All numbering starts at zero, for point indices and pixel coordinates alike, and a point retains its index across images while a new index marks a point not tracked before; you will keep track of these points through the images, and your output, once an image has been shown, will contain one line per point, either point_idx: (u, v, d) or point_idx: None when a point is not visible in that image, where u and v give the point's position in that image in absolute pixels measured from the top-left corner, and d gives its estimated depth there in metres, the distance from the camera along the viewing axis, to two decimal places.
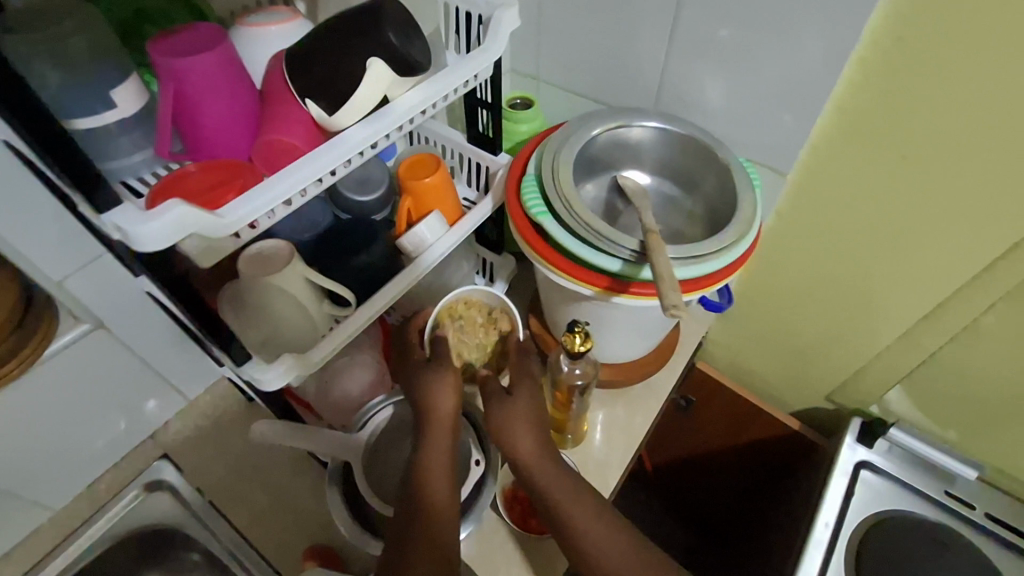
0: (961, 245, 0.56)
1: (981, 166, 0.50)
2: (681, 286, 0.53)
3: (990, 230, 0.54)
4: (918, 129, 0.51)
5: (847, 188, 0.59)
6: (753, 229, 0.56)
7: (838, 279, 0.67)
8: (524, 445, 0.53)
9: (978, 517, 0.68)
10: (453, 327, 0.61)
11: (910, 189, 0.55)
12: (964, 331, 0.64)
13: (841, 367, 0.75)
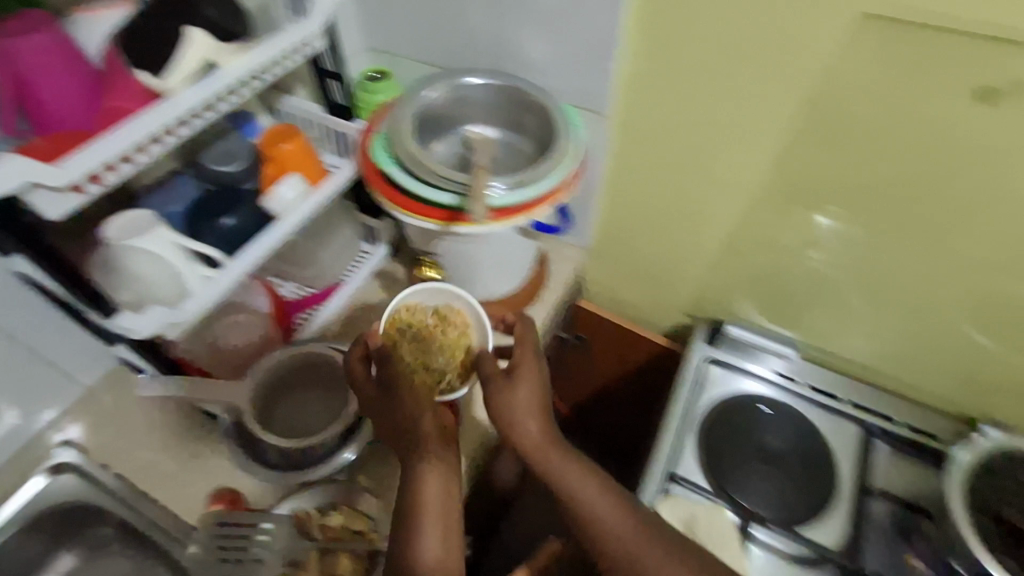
0: (757, 151, 0.69)
1: (752, 79, 0.63)
2: (501, 214, 0.64)
3: (773, 135, 0.67)
4: (699, 54, 0.63)
5: (665, 115, 0.71)
6: (564, 160, 0.66)
7: (673, 201, 0.80)
8: (525, 431, 0.58)
9: (802, 388, 0.84)
10: (407, 337, 0.69)
11: (707, 109, 0.67)
12: (769, 233, 0.78)
13: (692, 280, 0.90)
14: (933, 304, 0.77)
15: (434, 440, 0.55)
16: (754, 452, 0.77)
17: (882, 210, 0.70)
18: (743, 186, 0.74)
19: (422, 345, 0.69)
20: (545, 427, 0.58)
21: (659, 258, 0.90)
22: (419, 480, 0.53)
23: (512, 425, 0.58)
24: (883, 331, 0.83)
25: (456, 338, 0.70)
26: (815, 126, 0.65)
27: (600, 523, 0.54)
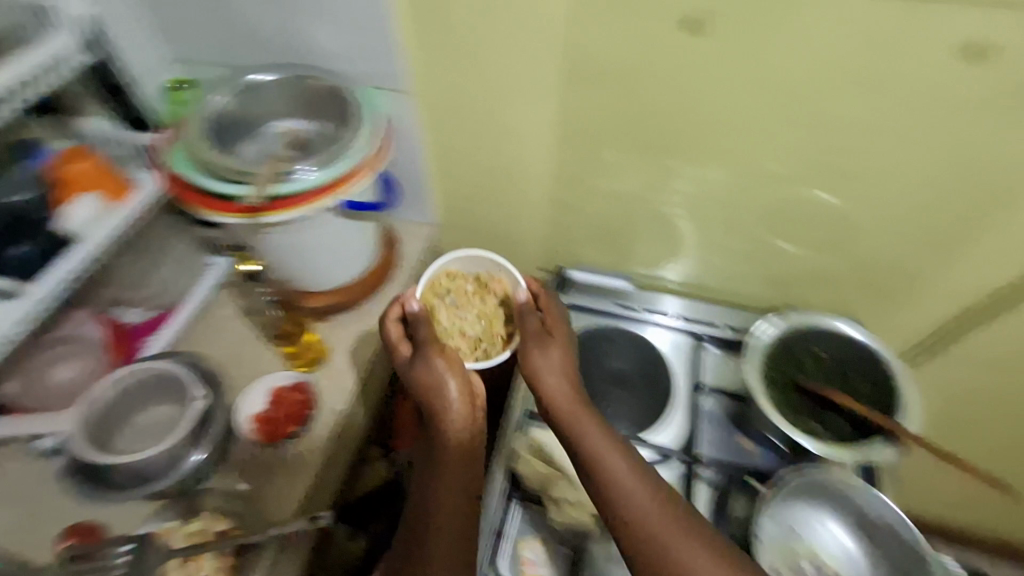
0: (543, 107, 0.75)
1: (517, 40, 0.68)
2: (301, 199, 0.66)
3: (551, 89, 0.72)
4: (466, 22, 0.67)
5: (457, 84, 0.75)
6: (360, 144, 0.69)
7: (492, 164, 0.85)
8: (555, 386, 0.70)
9: (639, 313, 0.93)
10: (443, 300, 0.85)
11: (489, 72, 0.72)
12: (580, 181, 0.84)
13: (533, 236, 0.95)
14: (737, 224, 0.84)
15: (459, 400, 0.69)
16: (603, 378, 0.86)
17: (667, 146, 0.75)
18: (545, 140, 0.79)
19: (460, 308, 0.85)
20: (574, 384, 0.70)
21: (501, 220, 0.95)
22: (441, 428, 0.67)
23: (545, 380, 0.70)
24: (709, 254, 0.90)
25: (489, 305, 0.86)
26: (580, 76, 0.69)
27: (607, 468, 0.61)
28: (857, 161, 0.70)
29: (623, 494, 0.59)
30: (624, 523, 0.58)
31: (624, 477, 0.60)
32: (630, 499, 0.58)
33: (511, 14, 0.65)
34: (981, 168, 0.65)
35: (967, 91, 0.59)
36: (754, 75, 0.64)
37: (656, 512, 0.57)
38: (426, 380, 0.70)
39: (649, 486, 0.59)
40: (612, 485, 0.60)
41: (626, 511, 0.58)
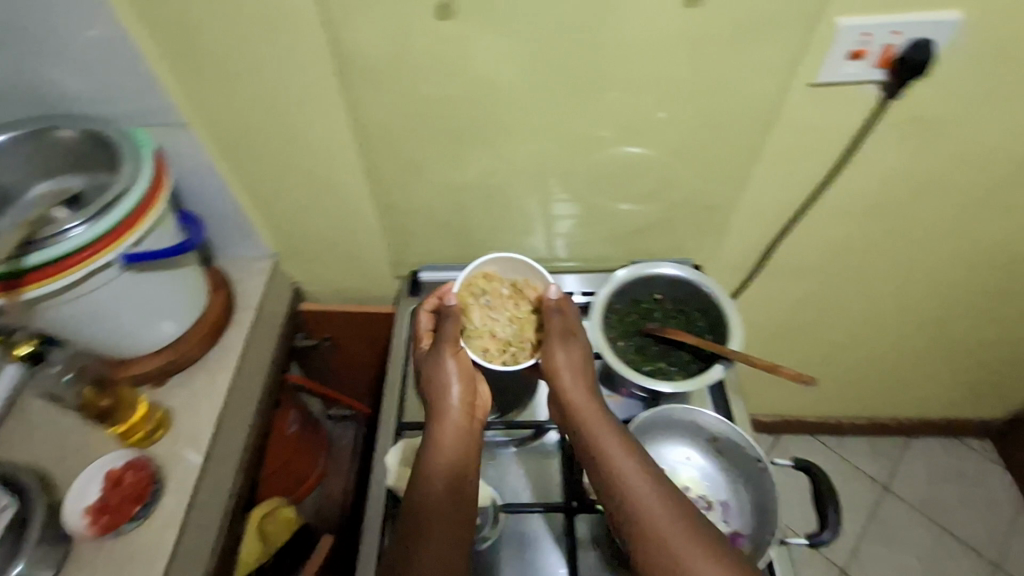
0: (329, 118, 0.74)
1: (275, 54, 0.67)
2: (65, 263, 0.60)
3: (331, 100, 0.72)
4: (215, 43, 0.66)
5: (234, 109, 0.73)
6: (131, 184, 0.65)
7: (305, 184, 0.83)
8: (572, 389, 0.71)
9: None
10: (479, 304, 0.80)
11: (262, 92, 0.71)
12: (403, 187, 0.82)
13: (377, 248, 0.94)
14: (561, 196, 0.84)
15: (458, 405, 0.72)
16: None
17: (465, 131, 0.74)
18: (347, 147, 0.77)
19: (493, 310, 0.80)
20: (586, 383, 0.72)
21: (336, 236, 0.92)
22: (438, 433, 0.69)
23: (558, 381, 0.72)
24: (547, 233, 0.90)
25: (524, 310, 0.81)
26: (353, 75, 0.68)
27: (615, 467, 0.63)
28: (639, 116, 0.72)
29: (625, 491, 0.61)
30: (620, 510, 0.61)
31: (629, 475, 0.62)
32: (631, 490, 0.61)
33: (263, 19, 0.64)
34: (747, 102, 0.69)
35: (704, 38, 0.63)
36: (514, 46, 0.65)
37: (656, 504, 0.59)
38: (433, 388, 0.73)
39: (654, 484, 0.61)
40: (617, 480, 0.62)
41: (621, 504, 0.61)
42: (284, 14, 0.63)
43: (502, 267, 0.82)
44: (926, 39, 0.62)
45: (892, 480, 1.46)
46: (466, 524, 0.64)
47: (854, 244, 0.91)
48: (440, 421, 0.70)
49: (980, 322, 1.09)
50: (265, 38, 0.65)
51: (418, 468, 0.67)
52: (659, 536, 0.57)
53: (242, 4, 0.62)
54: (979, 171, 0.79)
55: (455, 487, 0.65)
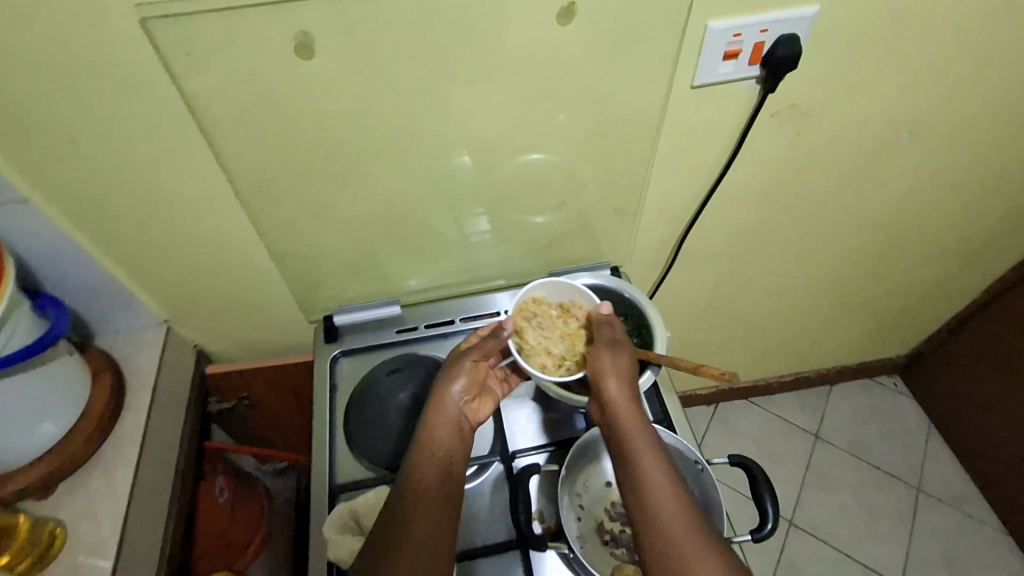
0: (198, 176, 0.67)
1: (117, 117, 0.59)
2: None
3: (195, 157, 0.65)
4: (41, 112, 0.58)
5: (83, 179, 0.65)
6: None
7: (186, 245, 0.75)
8: (606, 378, 0.67)
9: (422, 331, 0.87)
10: (533, 325, 0.75)
11: (112, 158, 0.63)
12: (297, 236, 0.76)
13: (281, 299, 0.87)
14: (468, 220, 0.81)
15: (457, 396, 0.70)
16: (396, 416, 0.78)
17: (352, 171, 0.69)
18: (224, 202, 0.71)
19: (546, 330, 0.75)
20: (629, 387, 0.66)
21: (232, 291, 0.84)
22: (432, 421, 0.67)
23: (599, 384, 0.67)
24: (459, 258, 0.86)
25: (576, 327, 0.76)
26: (213, 127, 0.61)
27: (645, 476, 0.59)
28: (531, 135, 0.70)
29: (649, 502, 0.57)
30: (640, 517, 0.57)
31: (655, 485, 0.58)
32: (653, 503, 0.57)
33: (93, 79, 0.56)
34: (634, 110, 0.69)
35: (582, 52, 0.62)
36: (387, 81, 0.60)
37: (677, 517, 0.56)
38: (438, 387, 0.70)
39: (681, 501, 0.57)
40: (643, 487, 0.58)
41: (641, 516, 0.57)
42: (117, 71, 0.56)
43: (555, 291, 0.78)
44: (790, 34, 0.64)
45: (821, 428, 1.57)
46: (451, 513, 0.62)
47: (755, 226, 0.95)
48: (435, 417, 0.68)
49: (875, 276, 1.18)
50: (100, 98, 0.58)
51: (413, 451, 0.65)
52: (670, 548, 0.54)
53: (64, 63, 0.54)
54: (853, 145, 0.83)
55: (441, 475, 0.64)
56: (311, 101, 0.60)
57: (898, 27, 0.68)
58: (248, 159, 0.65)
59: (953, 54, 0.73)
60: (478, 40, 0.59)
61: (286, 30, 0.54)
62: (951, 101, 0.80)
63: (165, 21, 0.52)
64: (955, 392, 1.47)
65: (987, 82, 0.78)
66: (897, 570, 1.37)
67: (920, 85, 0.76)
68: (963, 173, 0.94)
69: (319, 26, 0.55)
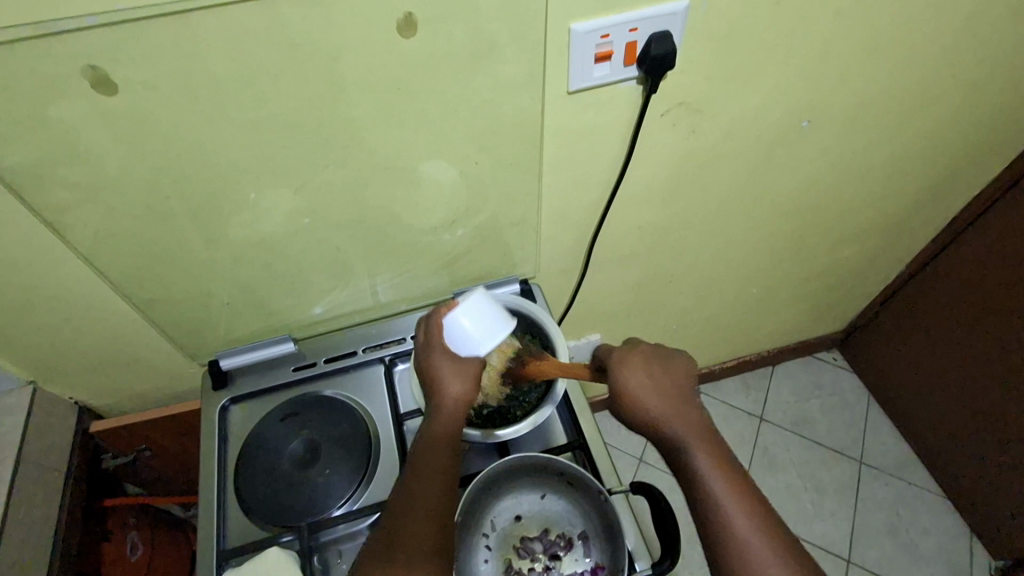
0: (24, 228, 0.61)
1: None
2: None
3: (14, 210, 0.59)
4: None
5: None
6: None
7: (31, 302, 0.69)
8: (645, 390, 0.57)
9: (322, 367, 0.80)
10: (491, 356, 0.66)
11: None
12: (157, 282, 0.70)
13: (160, 343, 0.81)
14: (352, 249, 0.74)
15: (462, 390, 0.64)
16: (291, 467, 0.72)
17: (203, 209, 0.63)
18: (63, 253, 0.65)
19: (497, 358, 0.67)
20: (669, 388, 0.57)
21: (102, 344, 0.78)
22: (438, 411, 0.64)
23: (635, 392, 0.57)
24: (352, 288, 0.80)
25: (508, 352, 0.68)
26: (22, 178, 0.55)
27: (721, 498, 0.53)
28: (402, 156, 0.65)
29: (729, 526, 0.52)
30: (717, 539, 0.52)
31: (729, 504, 0.52)
32: (733, 521, 0.52)
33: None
34: (514, 119, 0.65)
35: (426, 64, 0.57)
36: (214, 111, 0.55)
37: (758, 535, 0.52)
38: (444, 373, 0.64)
39: (757, 514, 0.53)
40: (721, 510, 0.52)
41: (722, 538, 0.52)
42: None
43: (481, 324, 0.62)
44: (663, 31, 0.61)
45: (765, 410, 1.58)
46: (447, 504, 0.59)
47: (664, 225, 0.92)
48: (442, 407, 0.64)
49: (800, 261, 1.17)
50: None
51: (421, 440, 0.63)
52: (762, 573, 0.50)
53: None
54: (754, 137, 0.81)
55: (442, 468, 0.60)
56: (132, 140, 0.55)
57: (774, 16, 0.65)
58: (74, 207, 0.59)
59: (834, 40, 0.71)
60: (313, 59, 0.54)
61: (76, 63, 0.49)
62: (843, 86, 0.78)
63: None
64: (891, 363, 1.49)
65: (877, 66, 0.77)
66: (842, 544, 1.39)
67: (806, 75, 0.74)
68: (866, 154, 0.93)
69: (110, 59, 0.50)
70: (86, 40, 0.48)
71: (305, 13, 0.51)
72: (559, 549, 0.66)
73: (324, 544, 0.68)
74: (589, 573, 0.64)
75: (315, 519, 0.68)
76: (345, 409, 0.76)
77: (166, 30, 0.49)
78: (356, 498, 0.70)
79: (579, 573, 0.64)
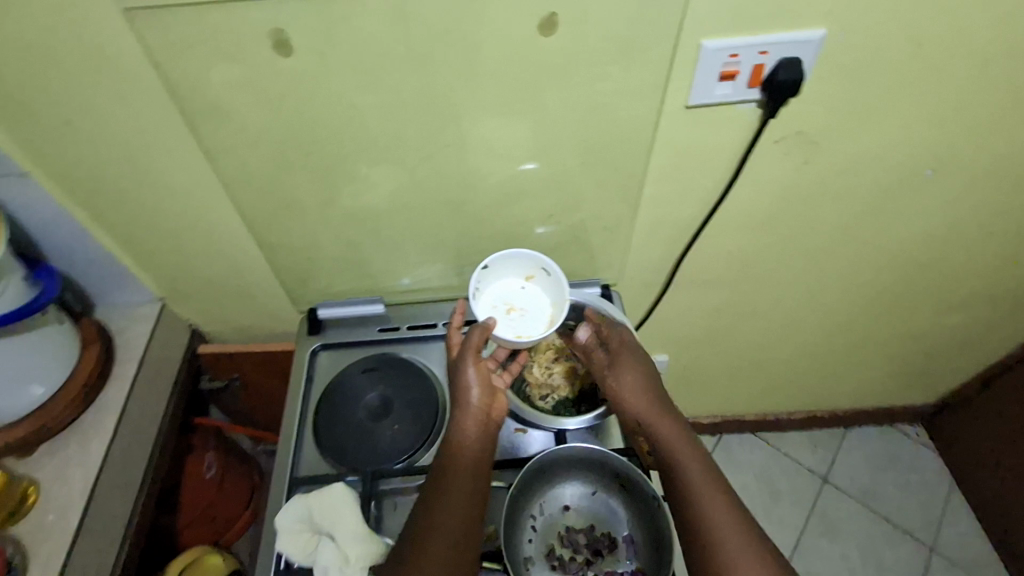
0: (186, 162, 0.70)
1: (114, 104, 0.63)
2: None
3: (183, 145, 0.68)
4: (48, 96, 0.62)
5: (87, 163, 0.69)
6: None
7: (176, 228, 0.79)
8: (634, 391, 0.69)
9: (403, 332, 0.86)
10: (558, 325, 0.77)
11: (107, 145, 0.68)
12: (280, 228, 0.78)
13: (270, 285, 0.90)
14: (452, 228, 0.79)
15: (479, 399, 0.69)
16: (363, 416, 0.78)
17: (335, 168, 0.70)
18: (213, 189, 0.74)
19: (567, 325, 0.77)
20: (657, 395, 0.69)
21: (223, 276, 0.88)
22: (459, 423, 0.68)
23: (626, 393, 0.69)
24: (444, 265, 0.85)
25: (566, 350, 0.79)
26: (200, 118, 0.64)
27: (695, 491, 0.62)
28: (519, 145, 0.69)
29: (705, 515, 0.61)
30: (694, 525, 0.61)
31: (702, 495, 0.62)
32: (705, 511, 0.61)
33: (86, 65, 0.60)
34: (627, 125, 0.67)
35: (561, 60, 0.61)
36: (361, 81, 0.62)
37: (728, 523, 0.60)
38: (459, 383, 0.70)
39: (727, 505, 0.61)
40: (694, 500, 0.62)
41: (697, 524, 0.61)
42: (110, 60, 0.60)
43: (544, 283, 0.76)
44: (793, 57, 0.62)
45: (830, 471, 1.49)
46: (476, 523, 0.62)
47: (757, 255, 0.90)
48: (464, 419, 0.69)
49: (894, 319, 1.11)
50: (89, 81, 0.61)
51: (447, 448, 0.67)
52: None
53: (66, 54, 0.59)
54: (868, 179, 0.78)
55: (473, 482, 0.64)
56: (293, 98, 0.63)
57: (914, 56, 0.63)
58: (234, 150, 0.68)
59: (975, 90, 0.68)
60: (457, 45, 0.59)
61: (266, 25, 0.57)
62: (977, 140, 0.74)
63: (143, 9, 0.55)
64: (981, 448, 1.37)
65: (1019, 124, 0.73)
66: None
67: (938, 122, 0.71)
68: (990, 217, 0.87)
69: (292, 23, 0.57)
70: (278, 6, 0.56)
71: (460, 4, 0.56)
72: (602, 546, 0.67)
73: (381, 493, 0.73)
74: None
75: (378, 467, 0.73)
76: (419, 374, 0.81)
77: (344, 5, 0.56)
78: (415, 455, 0.74)
79: (619, 573, 0.65)
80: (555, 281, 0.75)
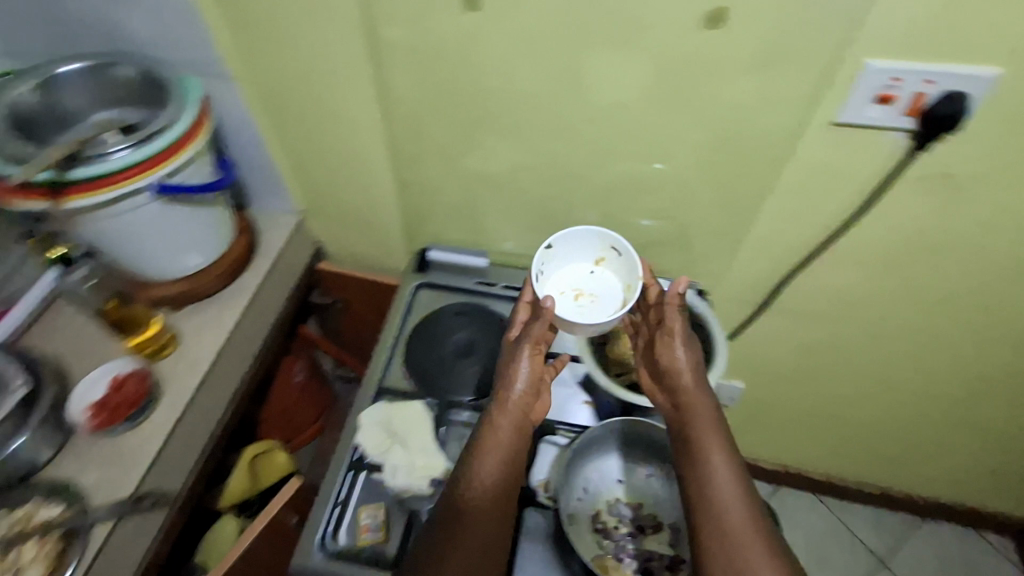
0: (357, 93, 0.80)
1: (316, 30, 0.73)
2: (88, 184, 0.69)
3: (360, 77, 0.77)
4: (268, 13, 0.73)
5: (279, 77, 0.81)
6: (183, 123, 0.74)
7: (332, 149, 0.89)
8: (676, 370, 0.68)
9: (499, 290, 0.93)
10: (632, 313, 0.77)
11: (300, 65, 0.78)
12: (419, 168, 0.86)
13: (392, 221, 0.99)
14: (569, 201, 0.84)
15: (522, 394, 0.68)
16: (449, 351, 0.85)
17: (482, 122, 0.77)
18: (372, 121, 0.83)
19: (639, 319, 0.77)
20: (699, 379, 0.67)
21: (356, 202, 0.98)
22: (495, 418, 0.66)
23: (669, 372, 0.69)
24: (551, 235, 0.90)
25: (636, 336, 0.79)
26: (382, 53, 0.72)
27: (714, 479, 0.60)
28: (656, 131, 0.72)
29: (720, 504, 0.58)
30: (705, 513, 0.58)
31: (721, 484, 0.59)
32: (720, 499, 0.58)
33: None
34: (768, 131, 0.69)
35: (721, 55, 0.63)
36: (528, 45, 0.67)
37: (744, 518, 0.57)
38: (506, 374, 0.69)
39: (748, 502, 0.58)
40: (710, 488, 0.59)
41: (710, 513, 0.58)
42: None
43: (614, 264, 0.78)
44: (959, 92, 0.61)
45: (892, 556, 1.38)
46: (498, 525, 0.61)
47: (867, 296, 0.87)
48: (501, 413, 0.67)
49: (1006, 405, 1.02)
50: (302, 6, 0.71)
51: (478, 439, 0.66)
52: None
53: None
54: (1013, 240, 0.74)
55: (500, 483, 0.62)
56: (464, 50, 0.69)
57: None
58: (400, 88, 0.76)
59: None
60: (625, 26, 0.63)
61: None
62: None
63: None
64: None
65: None
66: None
67: None
68: None
69: None
70: None
71: None
72: (647, 526, 0.69)
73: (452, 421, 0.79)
74: (668, 558, 0.67)
75: (454, 397, 0.80)
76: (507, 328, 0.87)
77: None
78: (488, 397, 0.79)
79: (658, 554, 0.67)
80: (624, 261, 0.77)
